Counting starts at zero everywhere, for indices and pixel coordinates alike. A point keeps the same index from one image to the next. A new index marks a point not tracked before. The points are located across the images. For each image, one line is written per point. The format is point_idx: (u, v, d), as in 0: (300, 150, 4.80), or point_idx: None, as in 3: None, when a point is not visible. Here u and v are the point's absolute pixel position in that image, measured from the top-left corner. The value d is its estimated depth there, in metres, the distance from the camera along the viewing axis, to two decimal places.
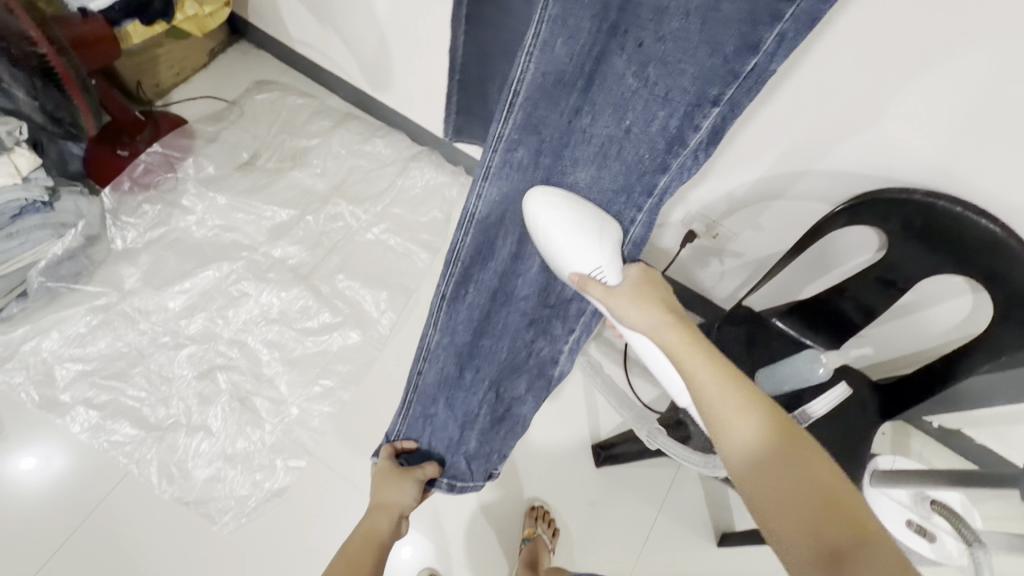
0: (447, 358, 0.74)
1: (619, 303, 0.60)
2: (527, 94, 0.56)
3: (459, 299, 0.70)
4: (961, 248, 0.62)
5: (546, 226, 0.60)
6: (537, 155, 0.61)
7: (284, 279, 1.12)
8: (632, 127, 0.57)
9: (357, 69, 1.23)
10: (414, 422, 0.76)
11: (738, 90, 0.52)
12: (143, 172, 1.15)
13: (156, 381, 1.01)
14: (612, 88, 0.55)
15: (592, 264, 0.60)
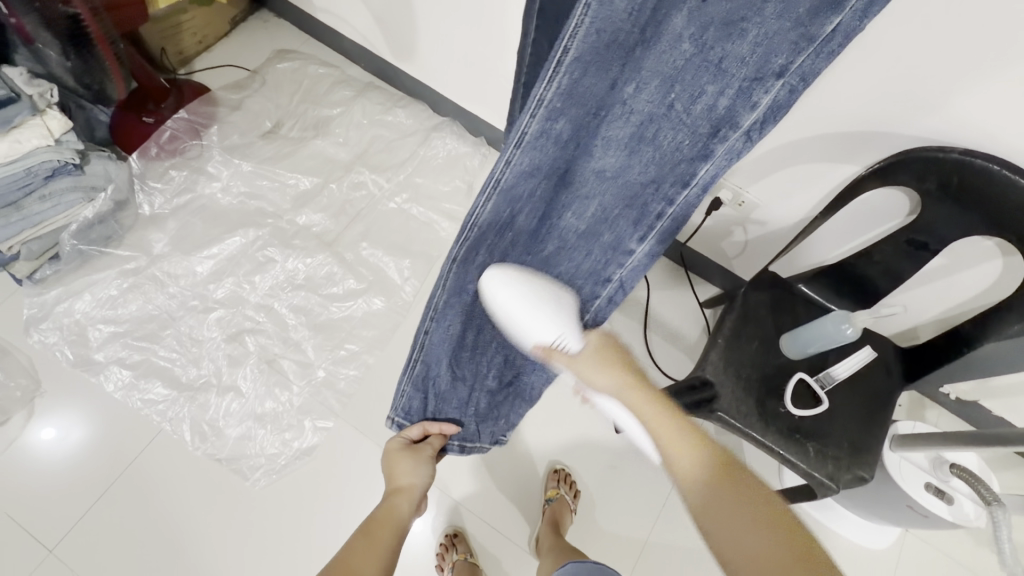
0: (455, 318, 0.69)
1: (582, 367, 0.68)
2: (577, 53, 0.47)
3: (470, 262, 0.64)
4: (996, 209, 0.62)
5: (504, 301, 0.65)
6: (575, 130, 0.54)
7: (309, 245, 1.13)
8: (678, 102, 0.51)
9: (379, 38, 1.23)
10: (418, 385, 0.74)
11: (809, 57, 0.47)
12: (169, 139, 1.16)
13: (187, 343, 1.04)
14: (665, 53, 0.48)
15: (552, 334, 0.66)
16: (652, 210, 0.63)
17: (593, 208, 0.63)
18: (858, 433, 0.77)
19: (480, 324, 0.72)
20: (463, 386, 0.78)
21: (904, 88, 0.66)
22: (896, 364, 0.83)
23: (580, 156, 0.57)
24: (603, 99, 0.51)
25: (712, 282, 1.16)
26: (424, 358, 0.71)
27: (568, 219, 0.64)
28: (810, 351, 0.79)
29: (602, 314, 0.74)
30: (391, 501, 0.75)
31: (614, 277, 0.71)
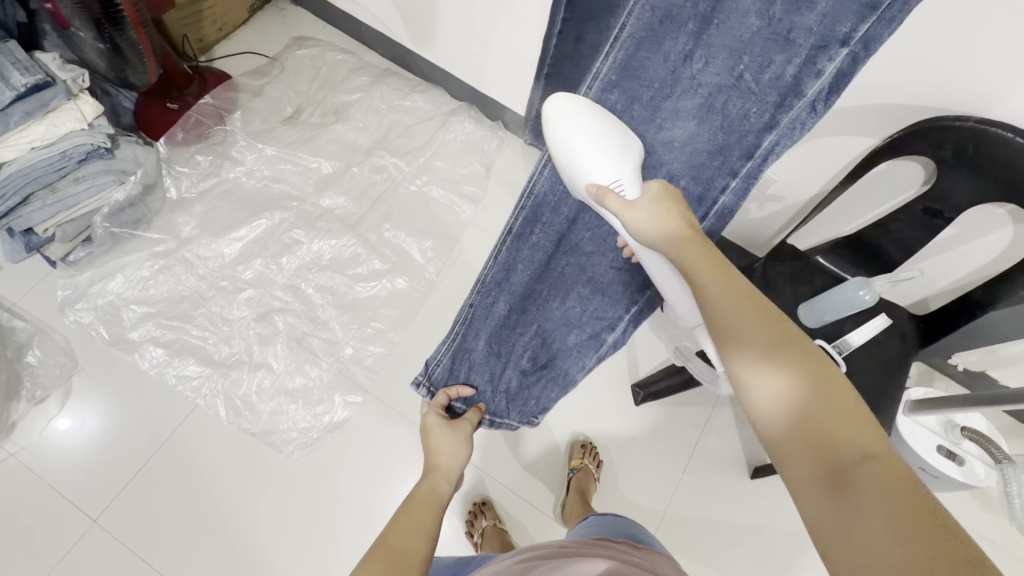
0: (499, 296, 0.81)
1: (636, 215, 0.59)
2: (633, 30, 0.58)
3: (523, 239, 0.77)
4: (1010, 176, 0.65)
5: (563, 137, 0.61)
6: (632, 104, 0.63)
7: (333, 227, 1.16)
8: (744, 73, 0.57)
9: (398, 24, 1.25)
10: (454, 353, 0.83)
11: (875, 24, 0.49)
12: (195, 124, 1.18)
13: (218, 322, 1.07)
14: (732, 28, 0.55)
15: (610, 178, 0.61)
16: (717, 185, 0.67)
17: (661, 178, 0.69)
18: (875, 395, 0.80)
19: (523, 303, 0.82)
20: (496, 360, 0.84)
21: (922, 60, 0.69)
22: (912, 332, 0.86)
23: (644, 129, 0.65)
24: (662, 74, 0.60)
25: (726, 259, 1.19)
26: (463, 330, 0.82)
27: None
28: (827, 318, 0.83)
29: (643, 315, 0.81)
30: (432, 481, 0.73)
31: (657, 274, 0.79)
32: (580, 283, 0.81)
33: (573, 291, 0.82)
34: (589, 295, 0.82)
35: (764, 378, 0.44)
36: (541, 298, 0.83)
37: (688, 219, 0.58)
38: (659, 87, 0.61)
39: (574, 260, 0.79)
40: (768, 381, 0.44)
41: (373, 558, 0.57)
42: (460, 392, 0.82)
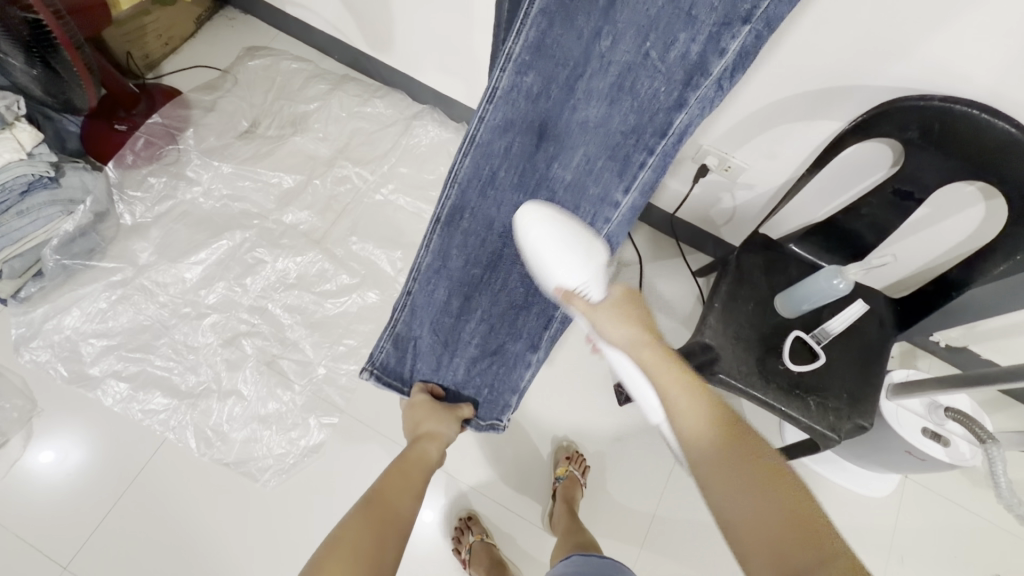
0: (439, 284, 0.82)
1: (599, 317, 0.67)
2: (543, 7, 0.61)
3: (455, 226, 0.78)
4: (977, 152, 0.65)
5: (535, 240, 0.69)
6: (546, 84, 0.66)
7: (297, 244, 1.12)
8: (651, 50, 0.61)
9: (352, 28, 1.21)
10: (397, 342, 0.83)
11: (773, 2, 0.56)
12: (145, 145, 1.13)
13: (183, 351, 1.03)
14: (637, 6, 0.59)
15: (578, 280, 0.67)
16: (635, 164, 0.71)
17: (580, 158, 0.72)
18: (857, 384, 0.79)
19: (466, 290, 0.83)
20: (442, 350, 0.85)
21: (882, 38, 0.67)
22: (890, 316, 0.84)
23: (558, 111, 0.69)
24: (572, 56, 0.64)
25: (703, 250, 1.17)
26: (405, 318, 0.82)
27: (552, 170, 0.74)
28: (804, 307, 0.81)
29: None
30: (422, 447, 0.79)
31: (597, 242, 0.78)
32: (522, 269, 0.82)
33: (515, 274, 0.82)
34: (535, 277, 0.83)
35: (719, 466, 0.52)
36: (482, 284, 0.83)
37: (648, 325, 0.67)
38: (570, 69, 0.65)
39: (511, 244, 0.81)
40: (723, 474, 0.52)
41: (367, 516, 0.64)
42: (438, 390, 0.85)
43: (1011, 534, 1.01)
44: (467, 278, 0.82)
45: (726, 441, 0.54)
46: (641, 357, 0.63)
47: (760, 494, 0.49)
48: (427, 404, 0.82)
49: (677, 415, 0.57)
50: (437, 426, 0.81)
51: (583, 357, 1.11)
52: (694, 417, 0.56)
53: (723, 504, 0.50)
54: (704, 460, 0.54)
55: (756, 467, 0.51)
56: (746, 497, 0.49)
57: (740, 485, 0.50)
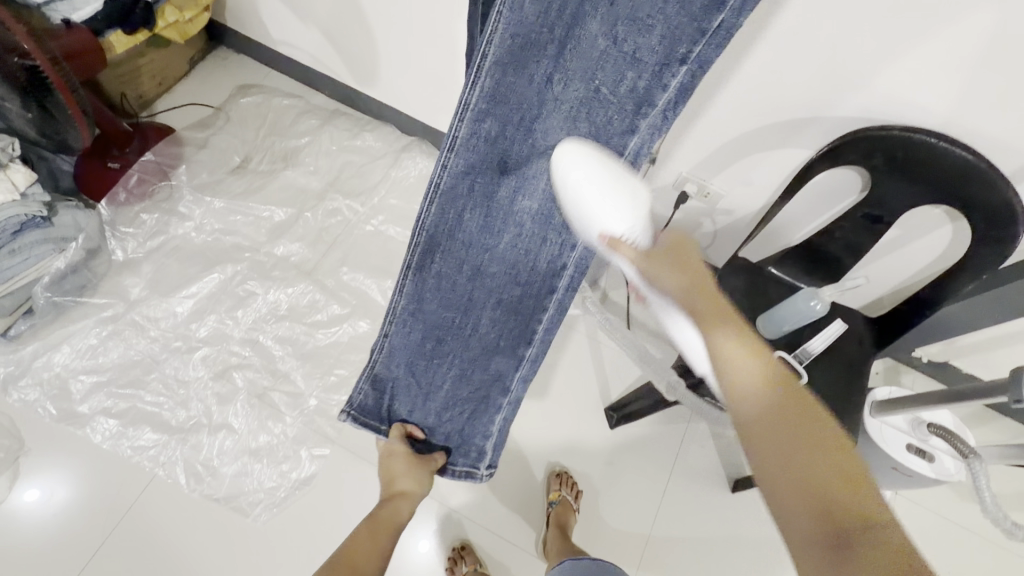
0: (414, 326, 0.82)
1: (651, 266, 0.60)
2: (496, 58, 0.66)
3: (425, 270, 0.80)
4: (938, 176, 0.68)
5: (575, 182, 0.65)
6: (502, 130, 0.71)
7: (288, 276, 1.13)
8: (601, 86, 0.66)
9: (341, 65, 1.25)
10: (374, 384, 0.83)
11: (705, 45, 0.60)
12: (138, 183, 1.15)
13: (174, 385, 1.03)
14: (584, 51, 0.65)
15: (624, 225, 0.62)
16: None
17: (541, 187, 0.74)
18: (840, 402, 0.80)
19: (439, 332, 0.82)
20: (416, 392, 0.84)
21: (843, 72, 0.71)
22: (868, 334, 0.86)
23: (518, 147, 0.72)
24: (529, 100, 0.69)
25: None
26: (383, 358, 0.83)
27: (515, 204, 0.76)
28: (785, 329, 0.83)
29: (563, 306, 0.80)
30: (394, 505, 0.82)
31: (568, 265, 0.78)
32: (491, 308, 0.81)
33: (485, 318, 0.82)
34: (505, 317, 0.82)
35: (759, 416, 0.47)
36: (454, 327, 0.82)
37: (708, 274, 0.59)
38: (527, 114, 0.69)
39: (482, 284, 0.80)
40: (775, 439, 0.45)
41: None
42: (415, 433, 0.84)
43: (1004, 549, 1.02)
44: (441, 320, 0.82)
45: (770, 386, 0.48)
46: (696, 308, 0.56)
47: (810, 453, 0.44)
48: (406, 459, 0.83)
49: (734, 376, 0.50)
50: (412, 485, 0.83)
51: (572, 381, 1.12)
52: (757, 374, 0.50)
53: (773, 462, 0.45)
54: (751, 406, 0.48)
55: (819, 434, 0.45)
56: (796, 452, 0.44)
57: (796, 445, 0.45)
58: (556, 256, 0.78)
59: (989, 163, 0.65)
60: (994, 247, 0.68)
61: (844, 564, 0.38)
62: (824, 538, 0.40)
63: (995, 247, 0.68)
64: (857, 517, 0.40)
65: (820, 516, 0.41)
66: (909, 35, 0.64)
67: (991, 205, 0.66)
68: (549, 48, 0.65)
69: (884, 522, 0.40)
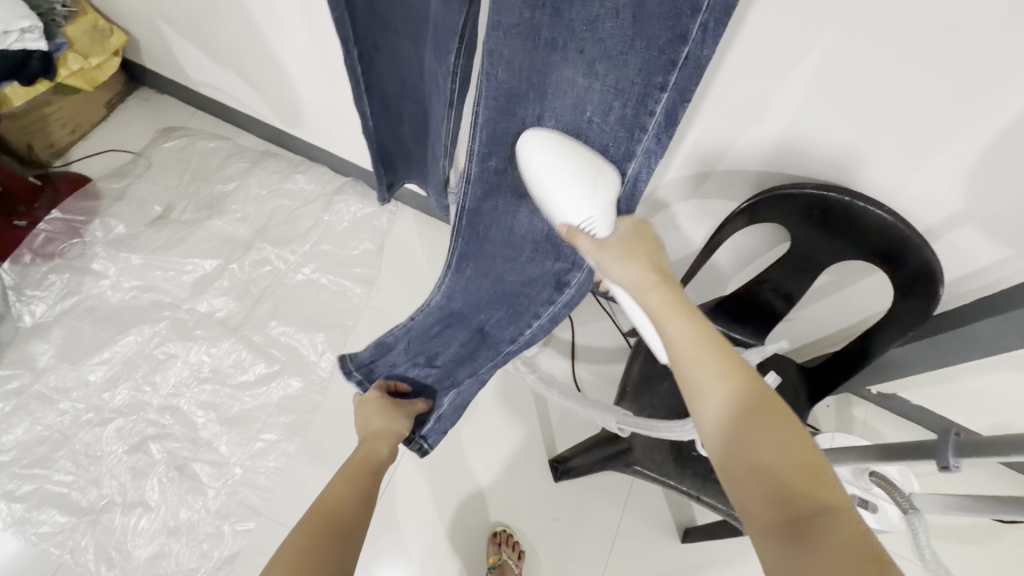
0: (439, 316, 0.73)
1: (607, 259, 0.53)
2: (485, 113, 0.49)
3: (463, 269, 0.67)
4: (858, 232, 0.66)
5: (537, 169, 0.49)
6: (515, 166, 0.54)
7: (212, 334, 1.08)
8: (593, 118, 0.47)
9: (265, 107, 1.19)
10: (379, 351, 0.75)
11: (680, 74, 0.40)
12: (44, 243, 1.09)
13: (84, 462, 0.96)
14: (566, 88, 0.46)
15: (582, 214, 0.51)
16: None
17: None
18: None
19: (449, 321, 0.73)
20: (422, 367, 0.76)
21: (754, 129, 0.68)
22: (802, 384, 0.84)
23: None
24: None
25: None
26: (399, 335, 0.74)
27: (534, 225, 0.60)
28: None
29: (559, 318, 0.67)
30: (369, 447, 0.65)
31: (574, 280, 0.63)
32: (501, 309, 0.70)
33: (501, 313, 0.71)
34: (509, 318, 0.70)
35: (718, 411, 0.47)
36: (468, 319, 0.73)
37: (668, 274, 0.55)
38: None
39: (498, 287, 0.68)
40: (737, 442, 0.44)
41: None
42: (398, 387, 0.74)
43: None
44: (455, 311, 0.73)
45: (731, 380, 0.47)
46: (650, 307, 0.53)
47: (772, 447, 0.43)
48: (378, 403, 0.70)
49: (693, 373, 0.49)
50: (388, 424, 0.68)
51: (517, 431, 1.08)
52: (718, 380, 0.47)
53: (739, 468, 0.43)
54: (721, 424, 0.46)
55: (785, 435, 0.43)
56: (752, 444, 0.43)
57: (758, 445, 0.43)
58: (562, 273, 0.63)
59: (907, 222, 0.62)
60: (916, 307, 0.66)
61: (807, 557, 0.36)
62: (789, 543, 0.38)
63: (918, 307, 0.66)
64: (820, 513, 0.38)
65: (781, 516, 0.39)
66: (814, 99, 0.62)
67: (911, 264, 0.64)
68: (527, 87, 0.47)
69: (848, 520, 0.37)
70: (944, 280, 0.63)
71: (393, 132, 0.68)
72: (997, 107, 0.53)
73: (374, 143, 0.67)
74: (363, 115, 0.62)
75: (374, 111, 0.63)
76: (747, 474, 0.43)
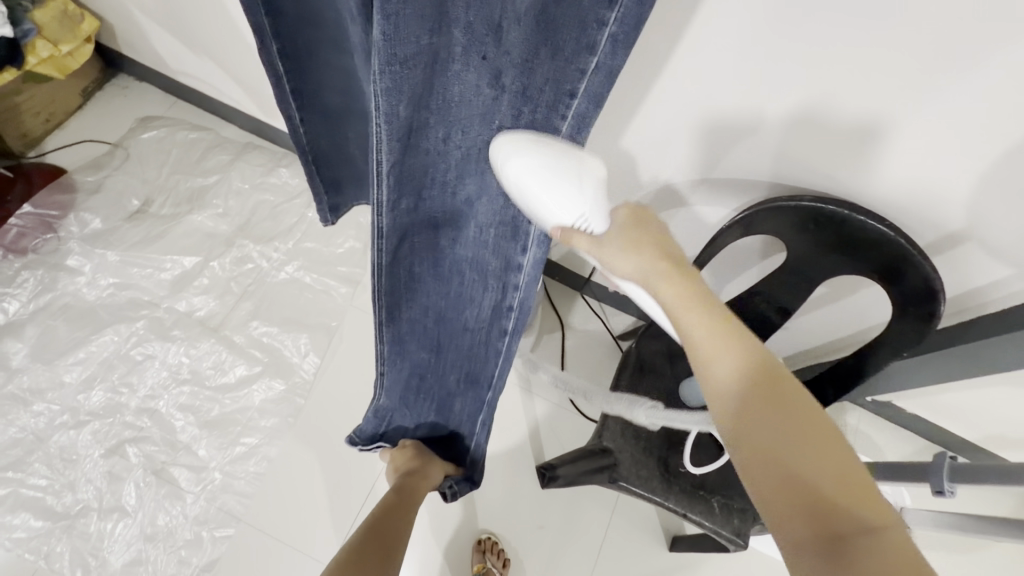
0: (404, 362, 0.71)
1: (607, 252, 0.48)
2: (391, 158, 0.44)
3: (399, 320, 0.64)
4: (854, 246, 0.63)
5: (517, 175, 0.43)
6: (424, 200, 0.52)
7: (191, 334, 1.05)
8: (502, 129, 0.47)
9: (246, 98, 1.15)
10: (373, 415, 0.76)
11: (591, 79, 0.41)
12: (16, 238, 1.05)
13: (60, 465, 0.94)
14: (467, 105, 0.45)
15: (574, 213, 0.45)
16: (522, 223, 0.53)
17: (471, 234, 0.57)
18: None
19: (419, 372, 0.72)
20: (407, 415, 0.78)
21: (747, 138, 0.65)
22: None
23: (443, 203, 0.53)
24: (436, 165, 0.49)
25: (626, 313, 1.14)
26: (383, 394, 0.74)
27: (458, 251, 0.59)
28: (707, 399, 0.77)
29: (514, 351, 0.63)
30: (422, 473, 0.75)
31: (514, 304, 0.59)
32: (464, 337, 0.68)
33: (454, 346, 0.69)
34: (470, 345, 0.68)
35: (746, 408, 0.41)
36: (432, 356, 0.71)
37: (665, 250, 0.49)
38: (443, 176, 0.50)
39: (454, 322, 0.67)
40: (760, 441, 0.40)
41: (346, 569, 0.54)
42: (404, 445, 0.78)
43: None
44: (419, 361, 0.71)
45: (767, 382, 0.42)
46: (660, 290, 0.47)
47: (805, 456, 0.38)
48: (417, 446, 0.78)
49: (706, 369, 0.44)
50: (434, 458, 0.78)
51: (502, 437, 1.06)
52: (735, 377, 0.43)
53: (760, 466, 0.39)
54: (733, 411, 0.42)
55: (815, 430, 0.39)
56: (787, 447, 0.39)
57: (790, 441, 0.39)
58: (501, 300, 0.60)
59: (905, 235, 0.60)
60: (913, 325, 0.63)
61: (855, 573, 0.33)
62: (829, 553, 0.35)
63: (914, 325, 0.63)
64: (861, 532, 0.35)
65: (817, 524, 0.36)
66: (788, 114, 0.60)
67: (910, 282, 0.61)
68: (428, 114, 0.44)
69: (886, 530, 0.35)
70: (945, 299, 0.60)
71: (331, 146, 0.63)
72: (1001, 126, 0.50)
73: (310, 157, 0.62)
74: (291, 121, 0.57)
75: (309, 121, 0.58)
76: (768, 479, 0.39)
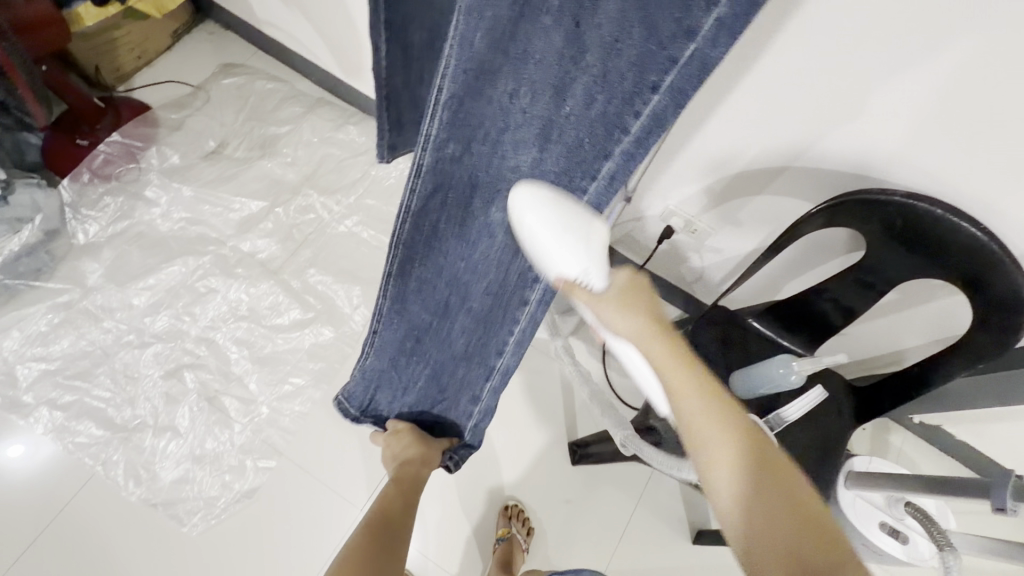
0: (399, 324, 0.66)
1: (604, 310, 0.48)
2: (453, 91, 0.46)
3: (408, 277, 0.61)
4: (942, 249, 0.61)
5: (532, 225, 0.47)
6: (472, 154, 0.50)
7: (253, 274, 1.09)
8: (568, 113, 0.45)
9: (326, 53, 1.18)
10: (365, 375, 0.72)
11: (680, 75, 0.40)
12: (102, 164, 1.11)
13: (122, 381, 1.00)
14: (546, 66, 0.43)
15: (576, 268, 0.47)
16: None
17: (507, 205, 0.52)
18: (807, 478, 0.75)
19: (416, 333, 0.66)
20: (399, 382, 0.72)
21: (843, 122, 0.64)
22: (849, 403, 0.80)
23: (486, 164, 0.51)
24: (493, 120, 0.48)
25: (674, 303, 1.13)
26: (372, 355, 0.69)
27: (489, 219, 0.55)
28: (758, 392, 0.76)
29: (536, 320, 0.58)
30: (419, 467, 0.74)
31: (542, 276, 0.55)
32: (469, 321, 0.64)
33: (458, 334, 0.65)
34: (473, 325, 0.64)
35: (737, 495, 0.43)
36: (437, 331, 0.66)
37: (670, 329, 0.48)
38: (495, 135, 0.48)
39: (467, 300, 0.62)
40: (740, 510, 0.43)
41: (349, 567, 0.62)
42: (399, 424, 0.74)
43: None
44: (419, 323, 0.66)
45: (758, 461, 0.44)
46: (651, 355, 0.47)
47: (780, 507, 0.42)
48: (412, 437, 0.73)
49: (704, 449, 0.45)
50: (431, 445, 0.73)
51: (539, 410, 1.07)
52: (733, 423, 0.45)
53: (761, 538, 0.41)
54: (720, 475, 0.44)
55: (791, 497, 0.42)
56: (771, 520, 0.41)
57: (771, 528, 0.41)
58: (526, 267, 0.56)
59: (1003, 246, 0.57)
60: (994, 337, 0.61)
61: None
62: None
63: (995, 338, 0.61)
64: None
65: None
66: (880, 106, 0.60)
67: (1000, 291, 0.59)
68: (506, 61, 0.44)
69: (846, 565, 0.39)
70: None
71: (406, 88, 0.60)
72: None
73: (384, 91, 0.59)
74: (376, 50, 0.55)
75: (390, 53, 0.56)
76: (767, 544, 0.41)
